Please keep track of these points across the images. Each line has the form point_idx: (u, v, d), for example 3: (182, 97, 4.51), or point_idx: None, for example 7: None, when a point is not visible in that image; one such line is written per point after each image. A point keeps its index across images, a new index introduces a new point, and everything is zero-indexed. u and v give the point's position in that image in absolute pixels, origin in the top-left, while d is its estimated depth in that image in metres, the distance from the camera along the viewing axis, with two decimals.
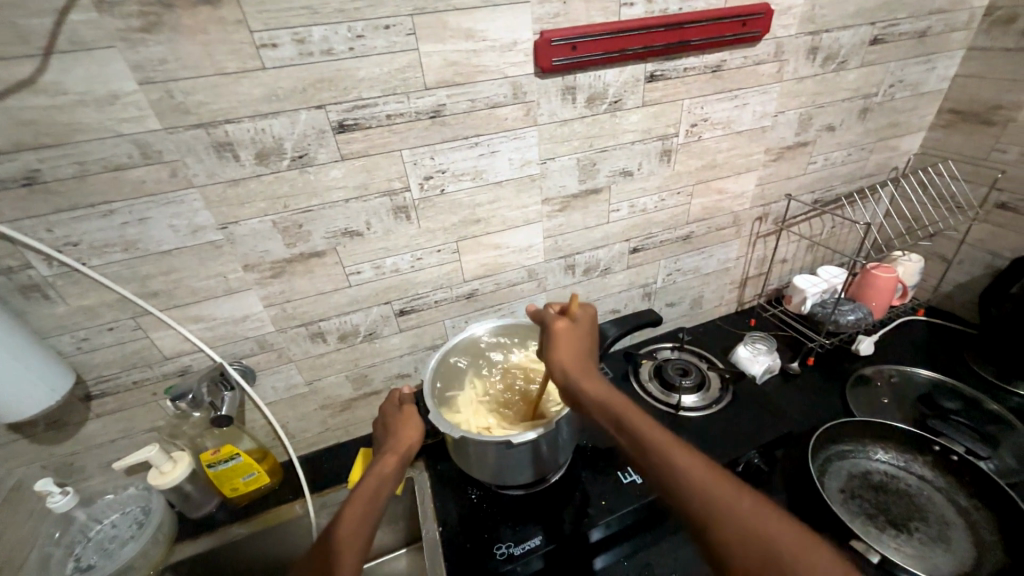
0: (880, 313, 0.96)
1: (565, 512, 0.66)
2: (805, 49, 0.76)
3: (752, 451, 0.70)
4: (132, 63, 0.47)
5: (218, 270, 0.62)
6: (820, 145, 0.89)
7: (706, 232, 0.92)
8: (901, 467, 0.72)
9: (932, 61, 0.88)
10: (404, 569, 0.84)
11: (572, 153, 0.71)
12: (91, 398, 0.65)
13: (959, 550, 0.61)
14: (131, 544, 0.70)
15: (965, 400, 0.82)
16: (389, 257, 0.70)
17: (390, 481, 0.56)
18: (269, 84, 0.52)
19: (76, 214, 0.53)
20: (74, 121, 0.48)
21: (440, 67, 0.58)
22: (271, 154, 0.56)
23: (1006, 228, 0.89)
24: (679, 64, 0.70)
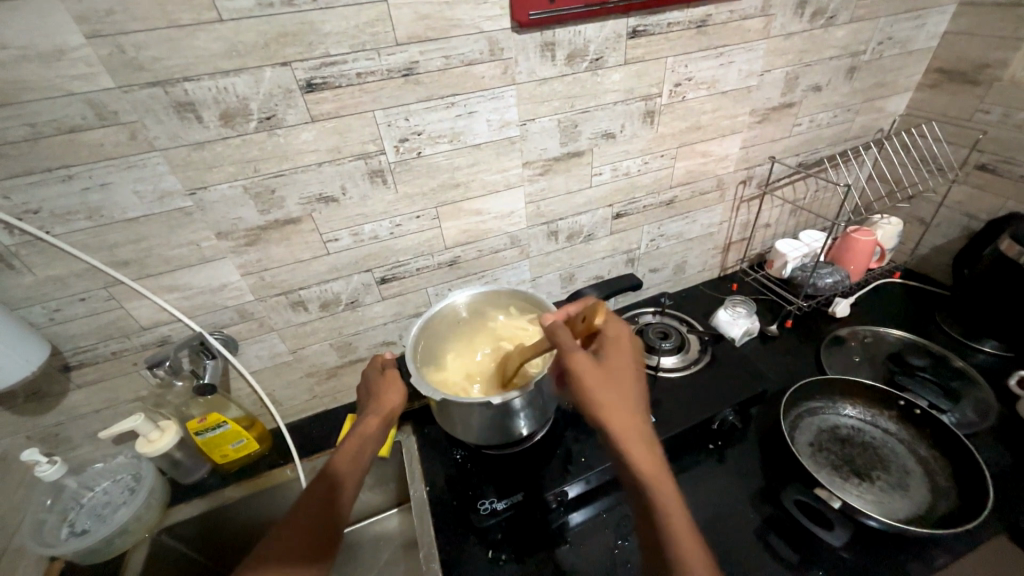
0: (858, 276, 0.98)
1: (547, 468, 0.68)
2: (793, 3, 0.74)
3: (728, 409, 0.73)
4: (77, 14, 0.44)
5: (189, 238, 0.61)
6: (806, 106, 0.88)
7: (690, 197, 0.91)
8: (867, 421, 0.75)
9: (922, 17, 0.86)
10: (395, 526, 0.88)
11: (553, 114, 0.69)
12: (69, 369, 0.65)
13: (916, 495, 0.65)
14: (123, 509, 0.71)
15: (934, 357, 0.85)
16: (367, 223, 0.68)
17: (374, 443, 0.58)
18: (228, 38, 0.50)
19: (32, 179, 0.51)
20: (20, 78, 0.46)
21: (411, 21, 0.55)
22: (237, 115, 0.54)
23: (985, 190, 0.90)
24: (662, 18, 0.67)
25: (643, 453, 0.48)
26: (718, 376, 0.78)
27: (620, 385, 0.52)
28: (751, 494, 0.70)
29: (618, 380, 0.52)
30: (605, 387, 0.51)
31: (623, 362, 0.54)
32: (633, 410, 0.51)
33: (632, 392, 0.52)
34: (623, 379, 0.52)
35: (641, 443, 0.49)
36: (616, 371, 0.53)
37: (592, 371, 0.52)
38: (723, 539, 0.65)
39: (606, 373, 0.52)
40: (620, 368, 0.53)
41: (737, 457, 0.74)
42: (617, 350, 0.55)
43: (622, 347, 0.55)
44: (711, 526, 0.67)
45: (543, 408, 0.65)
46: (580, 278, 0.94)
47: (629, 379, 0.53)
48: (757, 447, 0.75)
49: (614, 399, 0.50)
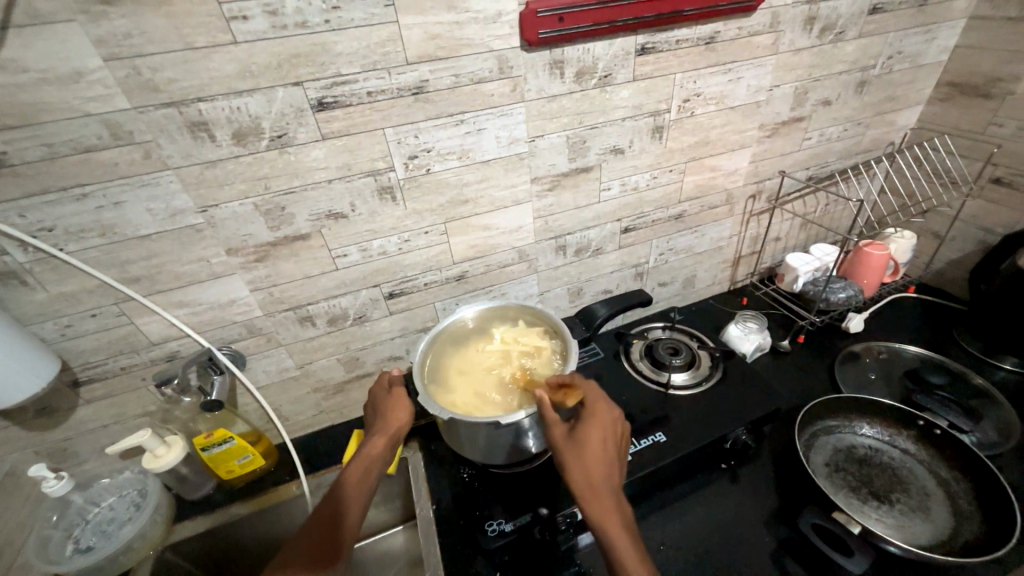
0: (871, 290, 0.96)
1: (556, 487, 0.66)
2: (801, 20, 0.74)
3: (742, 427, 0.71)
4: (95, 38, 0.45)
5: (200, 254, 0.61)
6: (816, 120, 0.88)
7: (699, 211, 0.91)
8: (885, 441, 0.73)
9: (931, 32, 0.86)
10: (401, 545, 0.87)
11: (561, 130, 0.70)
12: (79, 384, 0.65)
13: (937, 519, 0.63)
14: (129, 526, 0.71)
15: (951, 374, 0.83)
16: (376, 239, 0.69)
17: (378, 462, 0.57)
18: (243, 60, 0.50)
19: (48, 198, 0.51)
20: (39, 100, 0.46)
21: (421, 41, 0.56)
22: (249, 134, 0.55)
23: (1001, 204, 0.88)
24: (670, 36, 0.67)
25: (609, 526, 0.47)
26: (730, 392, 0.76)
27: (592, 456, 0.52)
28: (767, 516, 0.68)
29: (592, 452, 0.52)
30: (578, 458, 0.52)
31: (598, 432, 0.54)
32: (601, 482, 0.50)
33: (605, 464, 0.52)
34: (597, 450, 0.53)
35: (609, 515, 0.48)
36: (587, 442, 0.53)
37: (564, 442, 0.53)
38: (737, 563, 0.63)
39: (578, 443, 0.53)
40: (593, 439, 0.53)
41: (751, 476, 0.72)
42: (593, 418, 0.55)
43: (600, 416, 0.55)
44: (725, 549, 0.65)
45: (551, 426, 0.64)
46: (588, 292, 0.94)
47: (605, 453, 0.53)
48: (771, 467, 0.74)
49: (581, 469, 0.51)
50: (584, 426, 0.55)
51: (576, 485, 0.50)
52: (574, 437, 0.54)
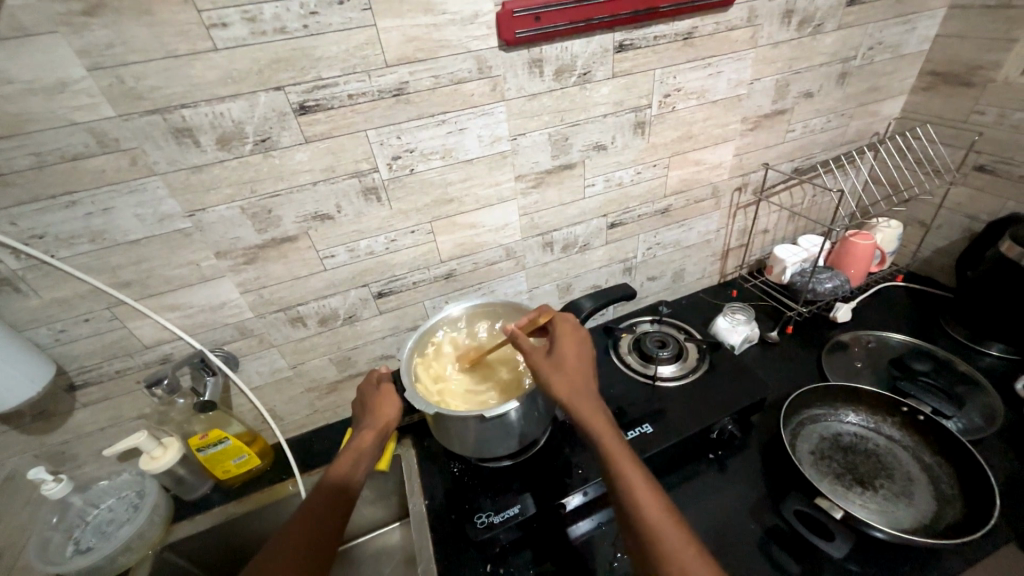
0: (858, 280, 0.97)
1: (545, 480, 0.67)
2: (778, 14, 0.74)
3: (727, 417, 0.72)
4: (78, 48, 0.46)
5: (190, 258, 0.62)
6: (798, 113, 0.89)
7: (685, 205, 0.92)
8: (871, 429, 0.74)
9: (911, 22, 0.86)
10: (397, 541, 0.88)
11: (543, 128, 0.71)
12: (74, 388, 0.66)
13: (921, 504, 0.64)
14: (127, 526, 0.72)
15: (938, 361, 0.84)
16: (363, 240, 0.70)
17: (367, 456, 0.59)
18: (223, 66, 0.51)
19: (39, 206, 0.53)
20: (24, 110, 0.48)
21: (400, 43, 0.57)
22: (233, 138, 0.56)
23: (984, 191, 0.89)
24: (648, 32, 0.68)
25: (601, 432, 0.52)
26: (716, 383, 0.77)
27: (570, 370, 0.56)
28: (755, 503, 0.69)
29: (570, 369, 0.57)
30: (561, 376, 0.56)
31: (572, 351, 0.58)
32: (585, 395, 0.55)
33: (581, 375, 0.57)
34: (575, 367, 0.57)
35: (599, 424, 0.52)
36: (566, 361, 0.57)
37: (546, 365, 0.57)
38: (726, 550, 0.64)
39: (557, 362, 0.57)
40: (569, 357, 0.58)
41: (739, 465, 0.73)
42: (566, 340, 0.60)
43: (570, 337, 0.60)
44: (714, 536, 0.66)
45: (538, 419, 0.65)
46: (577, 288, 0.95)
47: (582, 369, 0.57)
48: (759, 457, 0.74)
49: (560, 380, 0.55)
50: (558, 346, 0.59)
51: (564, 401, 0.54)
52: (554, 358, 0.57)
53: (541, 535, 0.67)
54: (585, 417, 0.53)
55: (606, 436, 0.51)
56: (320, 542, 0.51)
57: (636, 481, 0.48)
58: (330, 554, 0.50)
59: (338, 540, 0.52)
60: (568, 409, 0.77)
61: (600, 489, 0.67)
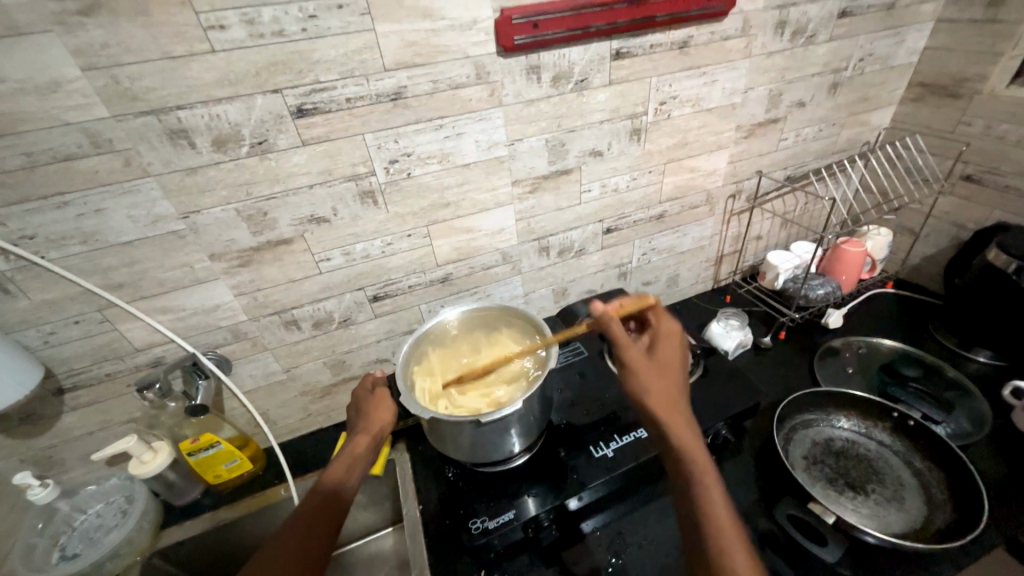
0: (849, 287, 0.98)
1: (540, 485, 0.67)
2: (772, 24, 0.76)
3: (720, 422, 0.72)
4: (73, 48, 0.46)
5: (183, 260, 0.62)
6: (791, 121, 0.90)
7: (680, 211, 0.93)
8: (862, 434, 0.75)
9: (901, 34, 0.88)
10: (390, 546, 0.87)
11: (540, 134, 0.71)
12: (63, 391, 0.65)
13: (911, 508, 0.65)
14: (115, 532, 0.71)
15: (927, 367, 0.85)
16: (359, 243, 0.69)
17: (362, 461, 0.59)
18: (220, 68, 0.51)
19: (29, 206, 0.52)
20: (16, 110, 0.47)
21: (398, 48, 0.57)
22: (229, 140, 0.55)
23: (971, 200, 0.91)
24: (644, 40, 0.69)
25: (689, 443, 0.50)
26: (710, 388, 0.78)
27: (667, 374, 0.55)
28: (748, 508, 0.69)
29: (668, 374, 0.55)
30: (657, 378, 0.54)
31: (673, 357, 0.57)
32: (680, 403, 0.53)
33: (679, 382, 0.55)
34: (674, 374, 0.55)
35: (688, 436, 0.51)
36: (665, 366, 0.56)
37: (642, 363, 0.56)
38: None
39: (654, 365, 0.56)
40: (670, 362, 0.56)
41: (732, 470, 0.74)
42: (667, 344, 0.58)
43: (672, 342, 0.58)
44: None
45: (534, 423, 0.65)
46: (573, 292, 0.95)
47: (679, 377, 0.55)
48: (752, 462, 0.75)
49: (657, 381, 0.54)
50: (660, 348, 0.57)
51: (656, 403, 0.53)
52: (652, 360, 0.56)
53: (535, 541, 0.67)
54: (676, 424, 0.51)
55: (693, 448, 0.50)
56: (312, 549, 0.50)
57: (716, 502, 0.46)
58: (321, 562, 0.50)
59: (330, 548, 0.51)
60: (563, 413, 0.77)
61: (595, 493, 0.67)
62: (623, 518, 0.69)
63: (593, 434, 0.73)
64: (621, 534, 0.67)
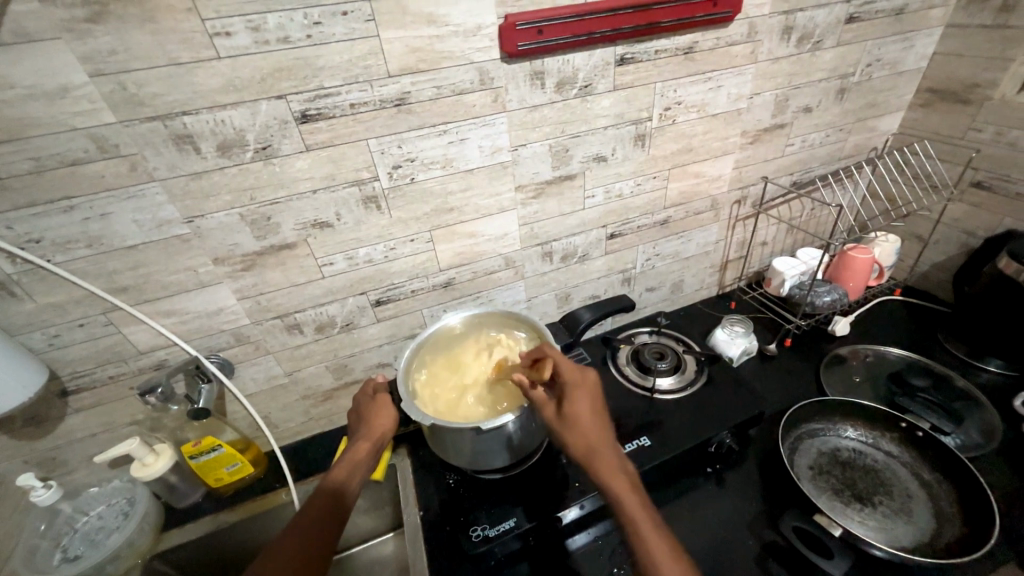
0: (855, 293, 0.97)
1: (542, 492, 0.67)
2: (779, 29, 0.75)
3: (725, 431, 0.72)
4: (81, 55, 0.46)
5: (187, 264, 0.62)
6: (797, 127, 0.89)
7: (684, 216, 0.92)
8: (869, 444, 0.73)
9: (909, 40, 0.87)
10: (391, 552, 0.86)
11: (544, 139, 0.71)
12: (67, 393, 0.66)
13: (919, 521, 0.63)
14: (116, 535, 0.71)
15: (936, 377, 0.83)
16: (362, 247, 0.69)
17: (363, 466, 0.58)
18: (226, 74, 0.52)
19: (35, 210, 0.52)
20: (25, 115, 0.47)
21: (403, 54, 0.57)
22: (234, 145, 0.56)
23: (981, 207, 0.90)
24: (650, 46, 0.69)
25: (618, 489, 0.50)
26: (715, 396, 0.77)
27: (579, 423, 0.55)
28: (753, 518, 0.68)
29: (580, 424, 0.55)
30: (573, 429, 0.55)
31: (583, 402, 0.57)
32: (599, 447, 0.54)
33: (592, 427, 0.55)
34: (585, 420, 0.55)
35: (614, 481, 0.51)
36: (575, 416, 0.56)
37: (555, 421, 0.56)
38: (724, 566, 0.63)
39: (569, 416, 0.56)
40: (582, 408, 0.56)
41: (736, 480, 0.73)
42: (572, 389, 0.58)
43: (577, 384, 0.58)
44: (713, 553, 0.64)
45: (536, 430, 0.64)
46: (576, 298, 0.95)
47: (593, 422, 0.55)
48: (757, 471, 0.74)
49: (571, 436, 0.54)
50: (566, 396, 0.57)
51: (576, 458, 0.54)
52: (563, 414, 0.56)
53: (537, 549, 0.66)
54: (601, 473, 0.52)
55: (624, 493, 0.50)
56: (316, 555, 0.50)
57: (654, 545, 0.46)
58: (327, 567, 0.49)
59: (333, 553, 0.51)
60: None
61: (597, 502, 0.66)
62: None
63: None
64: (623, 543, 0.66)
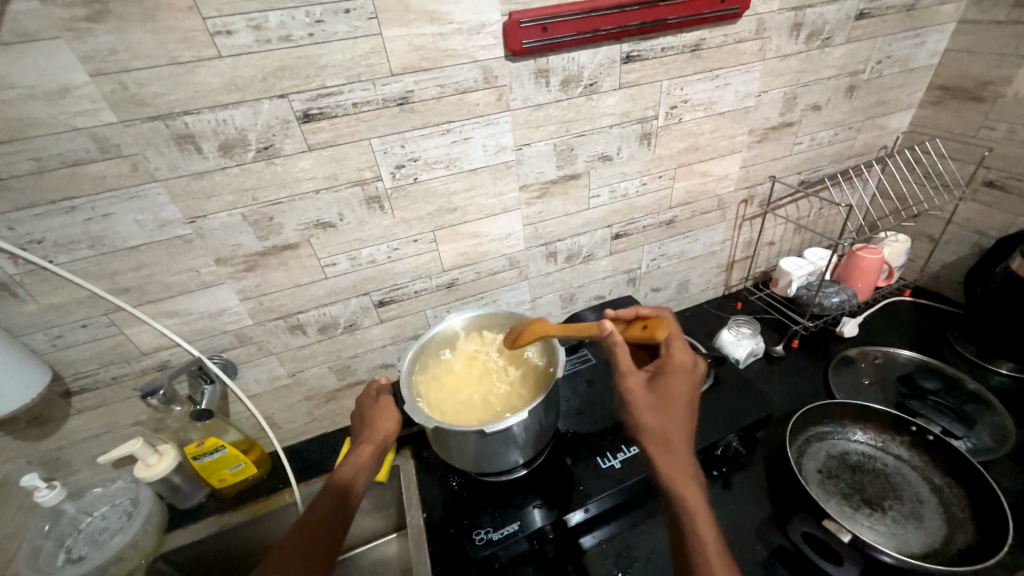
0: (865, 294, 0.96)
1: (546, 495, 0.66)
2: (787, 26, 0.74)
3: (731, 434, 0.71)
4: (81, 54, 0.46)
5: (189, 264, 0.61)
6: (806, 125, 0.88)
7: (690, 216, 0.91)
8: (879, 448, 0.72)
9: (921, 36, 0.86)
10: (394, 553, 0.86)
11: (548, 139, 0.70)
12: (70, 394, 0.66)
13: (930, 527, 0.62)
14: (120, 535, 0.71)
15: (946, 379, 0.82)
16: (364, 248, 0.69)
17: (367, 469, 0.58)
18: (227, 73, 0.51)
19: (37, 211, 0.52)
20: (25, 115, 0.47)
21: (405, 52, 0.56)
22: (236, 145, 0.55)
23: (994, 207, 0.88)
24: (656, 43, 0.68)
25: (683, 487, 0.48)
26: (721, 398, 0.76)
27: (668, 410, 0.51)
28: (760, 523, 0.67)
29: (669, 410, 0.51)
30: (659, 414, 0.51)
31: (682, 392, 0.52)
32: (678, 442, 0.51)
33: (679, 419, 0.51)
34: (677, 409, 0.52)
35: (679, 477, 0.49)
36: (667, 400, 0.52)
37: (644, 394, 0.52)
38: None
39: (661, 400, 0.52)
40: (677, 397, 0.52)
41: (743, 483, 0.72)
42: (674, 375, 0.53)
43: (680, 372, 0.53)
44: None
45: (540, 433, 0.63)
46: (580, 298, 0.94)
47: (682, 414, 0.52)
48: (764, 475, 0.73)
49: (654, 418, 0.51)
50: (664, 378, 0.53)
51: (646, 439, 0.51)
52: (658, 393, 0.52)
53: (541, 553, 0.66)
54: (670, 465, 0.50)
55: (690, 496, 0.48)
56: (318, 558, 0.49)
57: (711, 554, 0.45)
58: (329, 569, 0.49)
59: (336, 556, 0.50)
60: (570, 421, 0.76)
61: (602, 505, 0.66)
62: (630, 530, 0.68)
63: (600, 444, 0.72)
64: (628, 547, 0.66)
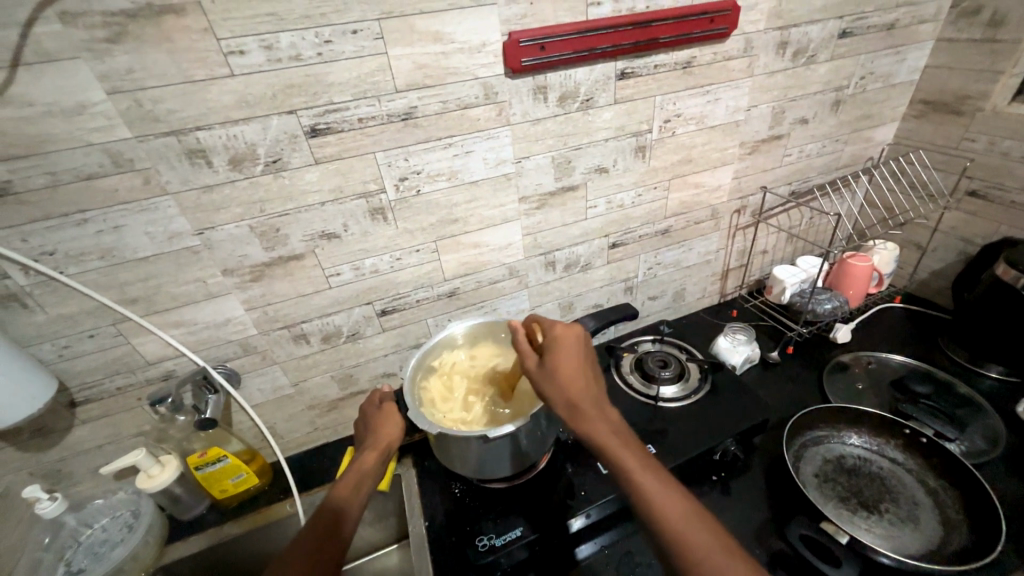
0: (857, 301, 0.98)
1: (548, 501, 0.67)
2: (774, 44, 0.77)
3: (729, 438, 0.72)
4: (99, 73, 0.48)
5: (197, 275, 0.63)
6: (794, 138, 0.91)
7: (685, 226, 0.93)
8: (873, 451, 0.74)
9: (901, 53, 0.90)
10: (395, 564, 0.86)
11: (546, 152, 0.72)
12: (75, 405, 0.66)
13: (926, 529, 0.63)
14: (121, 547, 0.71)
15: (938, 383, 0.84)
16: (368, 258, 0.71)
17: (372, 475, 0.59)
18: (239, 91, 0.53)
19: (51, 224, 0.53)
20: (44, 131, 0.49)
21: (409, 70, 0.59)
22: (245, 159, 0.57)
23: (977, 215, 0.91)
24: (649, 61, 0.71)
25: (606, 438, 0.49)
26: (719, 404, 0.77)
27: (566, 374, 0.53)
28: (760, 527, 0.68)
29: (565, 376, 0.53)
30: (555, 382, 0.53)
31: (571, 357, 0.55)
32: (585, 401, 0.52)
33: (580, 377, 0.53)
34: (570, 373, 0.53)
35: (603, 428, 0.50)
36: (560, 369, 0.54)
37: (538, 373, 0.55)
38: None
39: (551, 370, 0.54)
40: (563, 363, 0.54)
41: (742, 488, 0.73)
42: (559, 345, 0.56)
43: (566, 343, 0.56)
44: None
45: (542, 439, 0.64)
46: (579, 307, 0.95)
47: (580, 376, 0.53)
48: (762, 479, 0.74)
49: (556, 388, 0.53)
50: (552, 351, 0.55)
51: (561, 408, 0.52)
52: (549, 366, 0.54)
53: (543, 561, 0.66)
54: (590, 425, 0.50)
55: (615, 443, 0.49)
56: (325, 563, 0.48)
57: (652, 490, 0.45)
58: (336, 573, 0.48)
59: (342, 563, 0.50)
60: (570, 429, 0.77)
61: (603, 511, 0.66)
62: (631, 536, 0.68)
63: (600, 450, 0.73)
64: (629, 553, 0.66)
